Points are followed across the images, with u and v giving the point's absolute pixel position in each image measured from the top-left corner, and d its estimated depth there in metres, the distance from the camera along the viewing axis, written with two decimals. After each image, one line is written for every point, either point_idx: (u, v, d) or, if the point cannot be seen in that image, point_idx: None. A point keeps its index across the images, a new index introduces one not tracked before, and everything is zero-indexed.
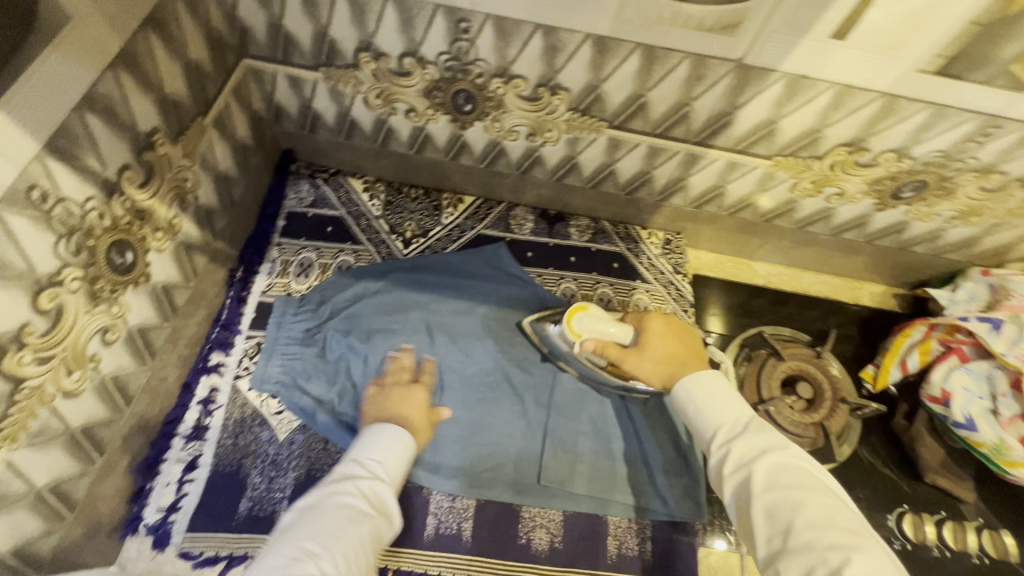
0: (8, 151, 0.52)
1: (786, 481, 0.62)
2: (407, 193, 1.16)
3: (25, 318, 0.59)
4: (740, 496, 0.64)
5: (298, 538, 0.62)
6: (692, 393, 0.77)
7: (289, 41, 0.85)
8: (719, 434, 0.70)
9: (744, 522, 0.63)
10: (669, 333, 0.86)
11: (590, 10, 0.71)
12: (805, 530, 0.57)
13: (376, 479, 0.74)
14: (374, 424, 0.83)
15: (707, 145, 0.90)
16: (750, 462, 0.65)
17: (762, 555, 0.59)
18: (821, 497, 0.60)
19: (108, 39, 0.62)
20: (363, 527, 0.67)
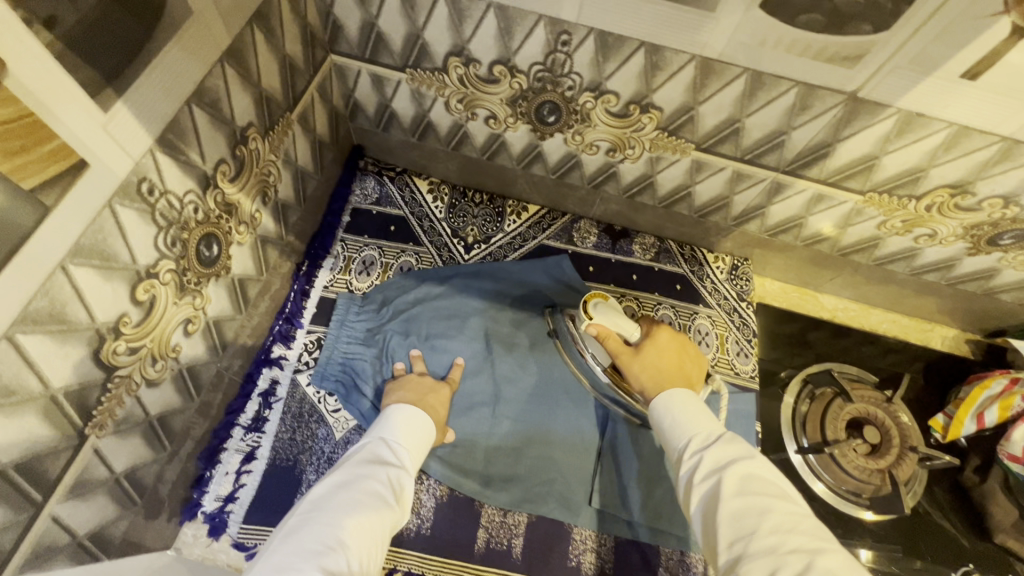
0: (125, 143, 0.52)
1: (753, 488, 0.62)
2: (471, 197, 1.15)
3: (124, 309, 0.59)
4: (708, 506, 0.64)
5: (329, 518, 0.63)
6: (671, 401, 0.77)
7: (380, 40, 0.84)
8: (693, 444, 0.70)
9: (709, 535, 0.62)
10: (670, 348, 0.86)
11: (704, 32, 0.68)
12: (768, 535, 0.57)
13: (403, 468, 0.75)
14: (398, 407, 0.83)
15: (797, 175, 0.87)
16: (721, 469, 0.65)
17: (724, 560, 0.59)
18: (784, 506, 0.60)
19: (221, 34, 0.61)
20: (387, 519, 0.67)
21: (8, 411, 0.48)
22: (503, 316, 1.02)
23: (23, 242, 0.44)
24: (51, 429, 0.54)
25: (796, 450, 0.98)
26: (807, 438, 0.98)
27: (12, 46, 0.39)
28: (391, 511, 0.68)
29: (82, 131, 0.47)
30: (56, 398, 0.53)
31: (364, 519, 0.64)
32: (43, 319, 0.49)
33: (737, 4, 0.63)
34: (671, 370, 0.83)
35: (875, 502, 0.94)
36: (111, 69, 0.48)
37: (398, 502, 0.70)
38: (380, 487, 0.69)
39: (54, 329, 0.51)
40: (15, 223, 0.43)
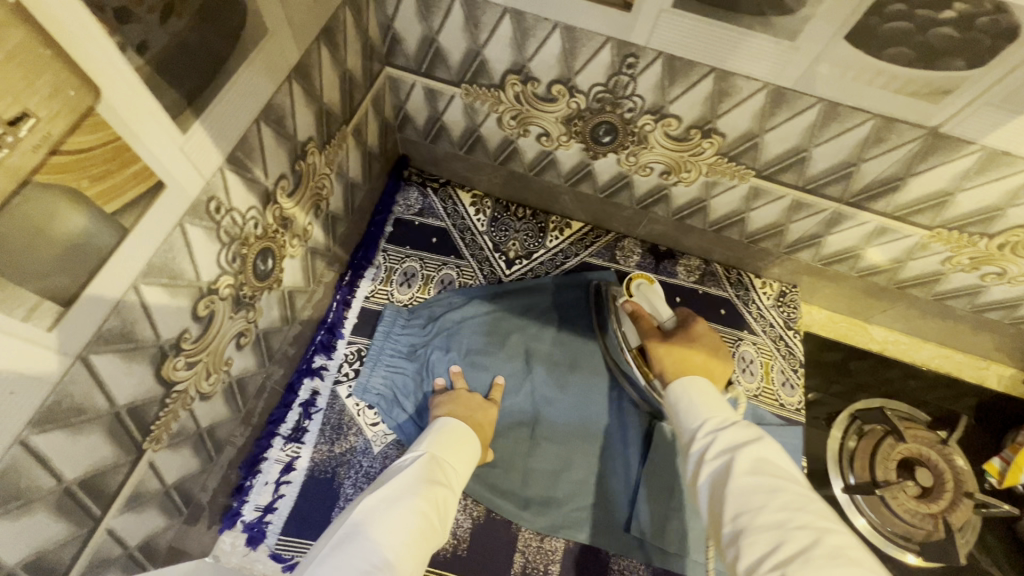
0: (198, 163, 0.52)
1: (767, 467, 0.59)
2: (514, 211, 1.14)
3: (185, 325, 0.59)
4: (716, 482, 0.61)
5: (379, 536, 0.62)
6: (692, 385, 0.74)
7: (438, 55, 0.83)
8: (707, 426, 0.67)
9: (714, 510, 0.59)
10: (706, 341, 0.82)
11: (781, 60, 0.65)
12: (777, 510, 0.54)
13: (450, 488, 0.74)
14: (452, 422, 0.82)
15: (861, 207, 0.84)
16: (734, 450, 0.62)
17: (727, 534, 0.56)
18: (795, 486, 0.57)
19: (290, 51, 0.61)
20: (428, 546, 0.66)
21: (77, 430, 0.48)
22: (545, 335, 1.01)
23: (102, 265, 0.44)
24: (113, 445, 0.54)
25: (842, 488, 0.94)
26: (853, 476, 0.95)
27: (109, 73, 0.39)
28: (435, 534, 0.67)
29: (162, 153, 0.47)
30: (119, 416, 0.53)
31: (412, 541, 0.63)
32: (113, 339, 0.49)
33: (821, 34, 0.61)
34: (697, 358, 0.79)
35: (927, 548, 0.90)
36: (192, 90, 0.48)
37: (441, 524, 0.69)
38: (428, 506, 0.68)
39: (123, 348, 0.50)
40: (98, 247, 0.43)
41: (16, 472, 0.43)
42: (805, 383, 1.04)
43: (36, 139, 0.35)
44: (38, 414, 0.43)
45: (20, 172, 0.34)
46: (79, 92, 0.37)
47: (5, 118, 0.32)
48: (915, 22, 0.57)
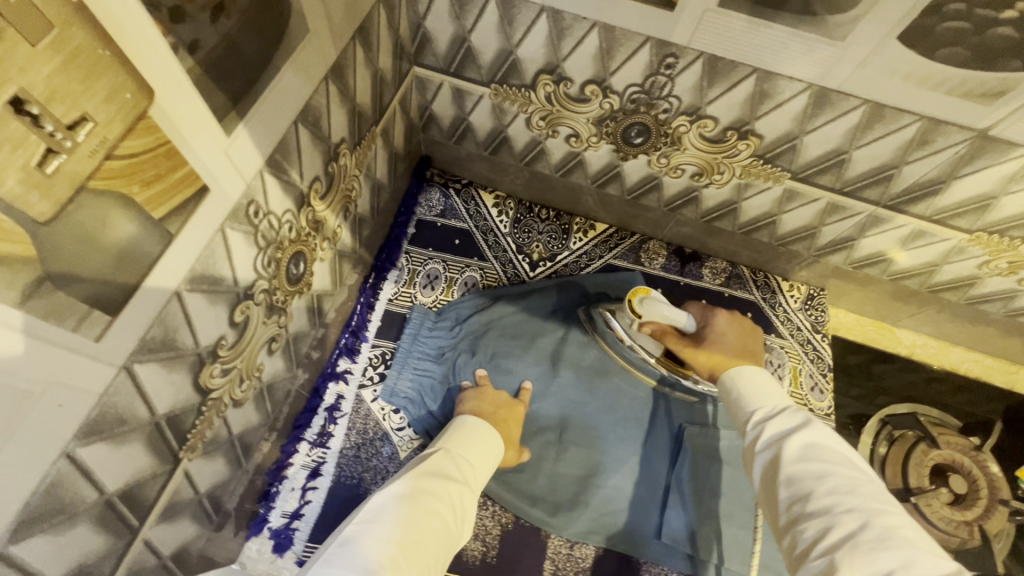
0: (241, 166, 0.51)
1: (821, 452, 0.56)
2: (537, 212, 1.12)
3: (222, 332, 0.57)
4: (767, 470, 0.58)
5: (387, 529, 0.58)
6: (743, 377, 0.70)
7: (469, 55, 0.81)
8: (759, 413, 0.64)
9: (768, 496, 0.57)
10: (734, 329, 0.80)
11: (829, 61, 0.64)
12: (827, 493, 0.52)
13: (467, 484, 0.70)
14: (477, 422, 0.80)
15: (899, 210, 0.82)
16: (785, 436, 0.59)
17: (783, 520, 0.54)
18: (849, 471, 0.54)
19: (328, 51, 0.60)
20: (439, 547, 0.62)
21: (119, 441, 0.47)
22: (572, 339, 1.00)
23: (147, 272, 0.43)
24: (152, 455, 0.52)
25: None
26: (885, 482, 0.94)
27: (162, 73, 0.37)
28: (448, 532, 0.63)
29: (208, 156, 0.45)
30: (158, 425, 0.52)
31: (421, 537, 0.60)
32: (156, 347, 0.47)
33: (873, 34, 0.59)
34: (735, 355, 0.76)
35: (962, 557, 0.89)
36: (237, 91, 0.46)
37: (456, 521, 0.66)
38: (439, 501, 0.64)
39: (164, 356, 0.49)
40: (145, 253, 0.42)
41: (62, 485, 0.42)
42: (833, 387, 1.03)
43: (93, 145, 0.33)
44: (83, 425, 0.42)
45: (75, 179, 0.33)
46: (135, 96, 0.35)
47: (62, 122, 0.31)
48: (974, 22, 0.55)
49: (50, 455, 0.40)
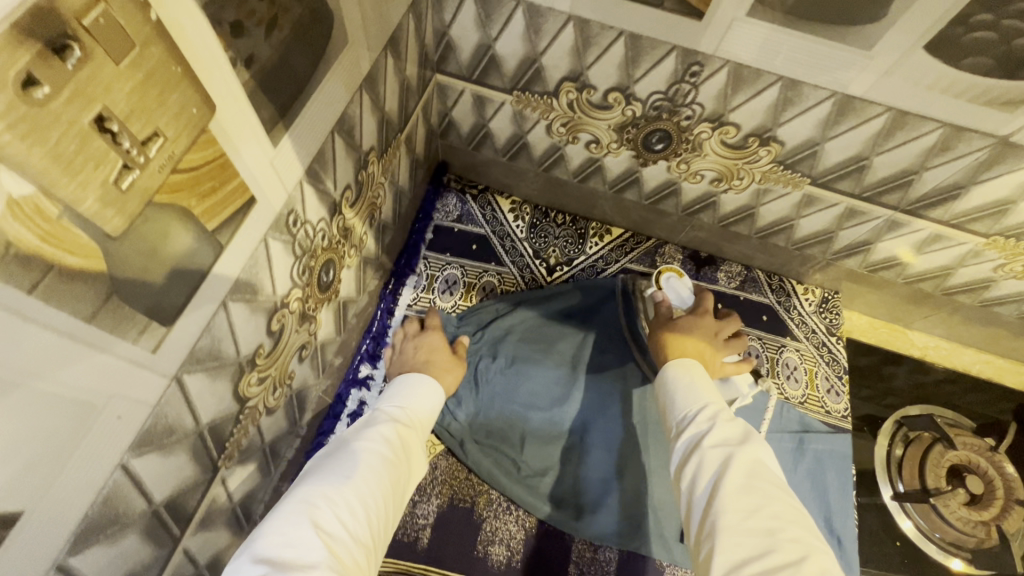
0: (284, 176, 0.51)
1: (762, 472, 0.53)
2: (553, 217, 1.13)
3: (261, 340, 0.58)
4: (703, 475, 0.54)
5: (330, 482, 0.56)
6: (684, 368, 0.67)
7: (492, 62, 0.82)
8: (705, 414, 0.59)
9: (696, 502, 0.53)
10: (704, 329, 0.77)
11: (855, 70, 0.65)
12: (771, 518, 0.49)
13: (409, 437, 0.69)
14: (417, 387, 0.77)
15: (917, 215, 0.83)
16: (732, 446, 0.55)
17: (704, 530, 0.50)
18: (788, 499, 0.52)
19: (363, 61, 0.60)
20: (379, 480, 0.60)
21: (167, 451, 0.47)
22: (591, 343, 1.00)
23: (199, 283, 0.43)
24: (194, 464, 0.53)
25: (891, 495, 0.94)
26: (902, 484, 0.95)
27: (223, 86, 0.38)
28: (395, 485, 0.62)
29: (257, 166, 0.46)
30: (201, 435, 0.52)
31: (370, 488, 0.58)
32: (202, 357, 0.48)
33: (899, 43, 0.60)
34: (692, 346, 0.74)
35: (979, 557, 0.91)
36: (285, 104, 0.47)
37: (402, 473, 0.64)
38: (385, 453, 0.63)
39: (209, 367, 0.49)
40: (198, 264, 0.42)
41: (116, 496, 0.42)
42: (849, 389, 1.04)
43: (161, 160, 0.34)
44: (137, 436, 0.42)
45: (146, 193, 0.34)
46: (200, 111, 0.36)
47: (137, 138, 0.31)
48: (1001, 33, 0.56)
49: (108, 466, 0.40)
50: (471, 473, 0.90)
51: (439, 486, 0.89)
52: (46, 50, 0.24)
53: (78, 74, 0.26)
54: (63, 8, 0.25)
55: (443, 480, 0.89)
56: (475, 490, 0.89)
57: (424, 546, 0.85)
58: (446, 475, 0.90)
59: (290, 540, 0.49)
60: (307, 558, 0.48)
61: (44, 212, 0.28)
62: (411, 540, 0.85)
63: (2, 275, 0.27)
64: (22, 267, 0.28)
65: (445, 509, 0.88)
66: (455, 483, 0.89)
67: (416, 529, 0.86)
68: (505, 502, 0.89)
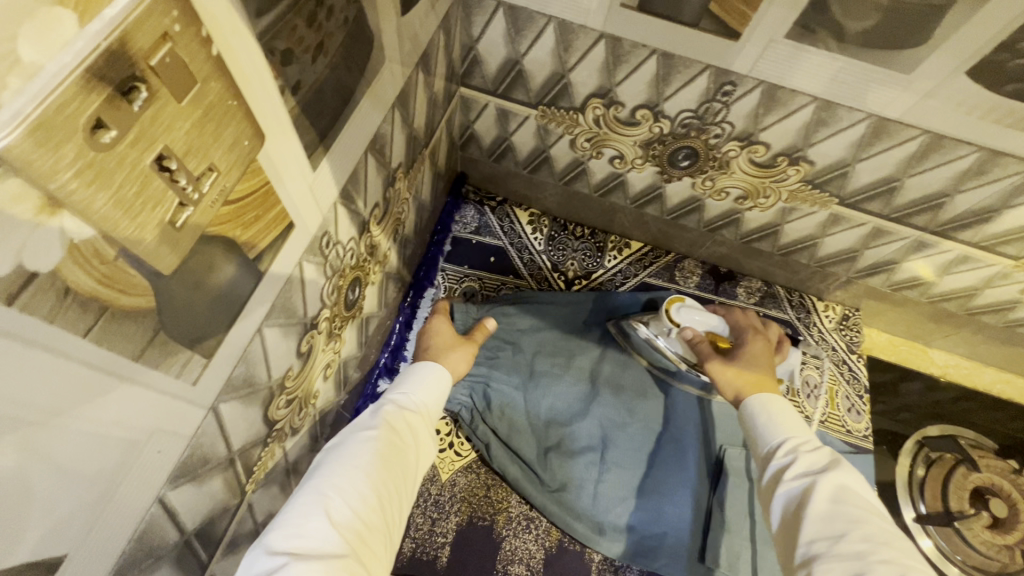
0: (321, 200, 0.50)
1: (854, 499, 0.52)
2: (572, 230, 1.12)
3: (291, 363, 0.57)
4: (793, 503, 0.55)
5: (341, 469, 0.51)
6: (769, 403, 0.67)
7: (519, 77, 0.81)
8: (788, 444, 0.61)
9: (789, 530, 0.54)
10: (763, 355, 0.77)
11: (893, 93, 0.64)
12: (860, 540, 0.48)
13: (421, 418, 0.63)
14: (429, 365, 0.69)
15: (946, 237, 0.83)
16: (818, 473, 0.55)
17: (799, 556, 0.51)
18: (881, 524, 0.51)
19: (396, 78, 0.59)
20: (393, 470, 0.54)
21: (201, 480, 0.46)
22: (610, 358, 0.99)
23: (238, 312, 0.42)
24: (224, 490, 0.52)
25: (913, 517, 0.93)
26: (924, 505, 0.94)
27: (271, 117, 0.37)
28: (408, 471, 0.57)
29: (297, 193, 0.45)
30: (232, 461, 0.51)
31: (384, 476, 0.52)
32: (237, 385, 0.47)
33: (940, 68, 0.59)
34: (764, 377, 0.73)
35: None
36: (325, 128, 0.46)
37: (415, 457, 0.59)
38: (398, 439, 0.57)
39: (243, 393, 0.48)
40: (239, 292, 0.41)
41: (151, 530, 0.41)
42: (869, 408, 1.03)
43: (214, 194, 0.33)
44: (175, 469, 0.41)
45: (198, 228, 0.33)
46: (251, 142, 0.35)
47: (193, 174, 0.30)
48: None
49: (147, 501, 0.39)
50: (490, 490, 0.89)
51: (457, 504, 0.88)
52: (113, 94, 0.24)
53: (143, 115, 0.26)
54: (132, 49, 0.24)
55: (462, 497, 0.88)
56: (493, 507, 0.88)
57: (443, 564, 0.83)
58: (465, 492, 0.89)
59: (303, 536, 0.44)
60: (323, 554, 0.43)
61: (102, 254, 0.27)
62: (430, 558, 0.83)
63: (59, 322, 0.26)
64: (79, 310, 0.27)
65: (464, 526, 0.86)
66: (474, 500, 0.88)
67: (435, 548, 0.84)
68: (523, 520, 0.87)
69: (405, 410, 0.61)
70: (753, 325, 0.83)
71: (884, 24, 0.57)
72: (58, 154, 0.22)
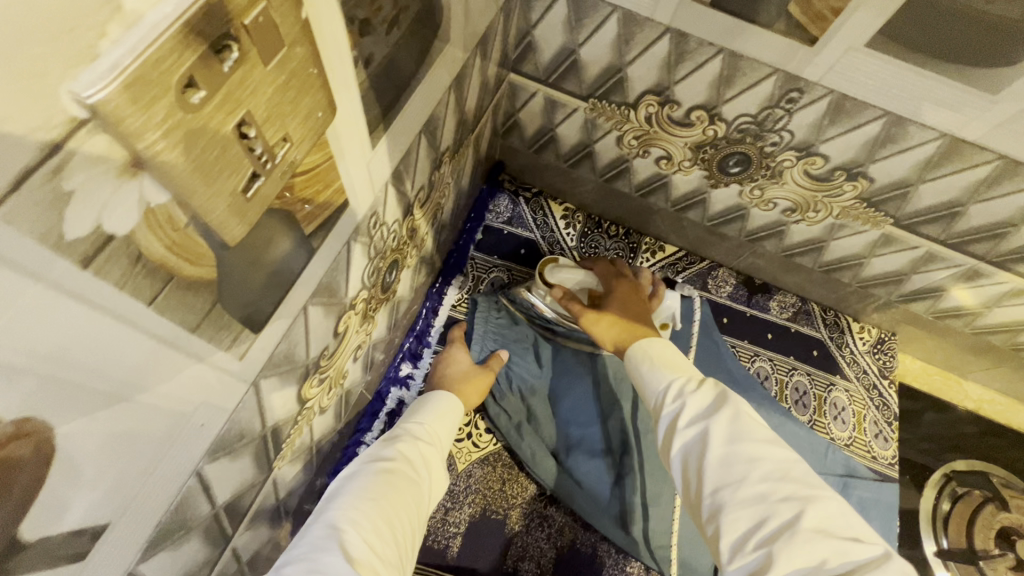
0: (375, 179, 0.49)
1: (746, 431, 0.50)
2: (606, 228, 1.09)
3: (327, 342, 0.55)
4: (691, 451, 0.51)
5: (356, 502, 0.50)
6: (642, 344, 0.64)
7: (574, 68, 0.79)
8: (675, 388, 0.56)
9: (687, 479, 0.51)
10: (629, 296, 0.77)
11: (971, 113, 0.61)
12: (759, 481, 0.47)
13: (432, 448, 0.63)
14: (438, 394, 0.71)
15: (1002, 267, 0.80)
16: (708, 416, 0.52)
17: (704, 509, 0.49)
18: (776, 448, 0.49)
19: (455, 58, 0.57)
20: (406, 504, 0.53)
21: (235, 455, 0.45)
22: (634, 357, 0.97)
23: (289, 288, 0.41)
24: (255, 465, 0.51)
25: (934, 551, 0.91)
26: (947, 540, 0.92)
27: (344, 92, 0.35)
28: (421, 503, 0.56)
29: (355, 170, 0.43)
30: (264, 437, 0.50)
31: (397, 510, 0.51)
32: (279, 362, 0.46)
33: None
34: (632, 316, 0.72)
35: None
36: (388, 106, 0.45)
37: (427, 491, 0.58)
38: (408, 475, 0.56)
39: (283, 370, 0.47)
40: (291, 268, 0.40)
41: (187, 502, 0.40)
42: (897, 436, 1.00)
43: (285, 165, 0.32)
44: (214, 443, 0.40)
45: (267, 200, 0.31)
46: (325, 114, 0.33)
47: (269, 143, 0.29)
48: None
49: (186, 473, 0.38)
50: (506, 484, 0.88)
51: (471, 495, 0.87)
52: (206, 51, 0.22)
53: (231, 77, 0.24)
54: (228, 6, 0.23)
55: (476, 490, 0.87)
56: (508, 502, 0.87)
57: (454, 554, 0.83)
58: (480, 484, 0.88)
59: (320, 570, 0.42)
60: None
61: (174, 221, 0.25)
62: (441, 547, 0.83)
63: (128, 287, 0.25)
64: (147, 276, 0.26)
65: (476, 519, 0.86)
66: (489, 493, 0.87)
67: (446, 537, 0.84)
68: (536, 517, 0.87)
69: (417, 440, 0.62)
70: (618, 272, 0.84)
71: (979, 40, 0.54)
72: (149, 112, 0.21)
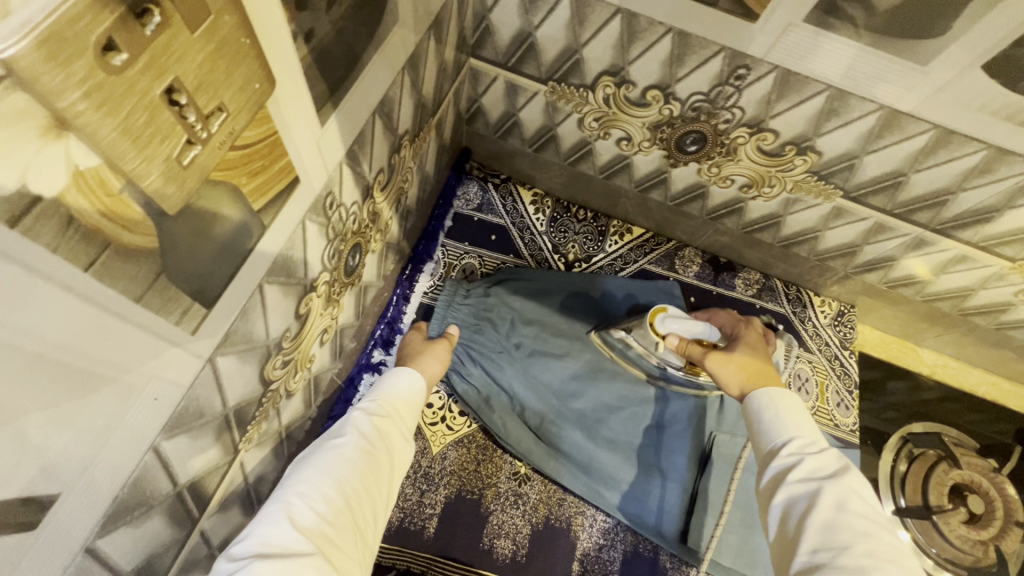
0: (327, 158, 0.49)
1: (861, 507, 0.50)
2: (574, 212, 1.11)
3: (288, 324, 0.56)
4: (800, 511, 0.52)
5: (308, 475, 0.51)
6: (775, 397, 0.63)
7: (532, 51, 0.80)
8: (795, 445, 0.57)
9: (788, 533, 0.52)
10: (758, 344, 0.74)
11: (906, 85, 0.63)
12: (864, 553, 0.46)
13: (390, 419, 0.61)
14: (402, 369, 0.69)
15: (946, 235, 0.83)
16: (824, 479, 0.52)
17: (799, 564, 0.49)
18: (892, 539, 0.48)
19: (407, 39, 0.58)
20: (362, 473, 0.53)
21: (196, 433, 0.46)
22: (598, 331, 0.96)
23: (240, 263, 0.41)
24: (218, 446, 0.52)
25: (893, 509, 0.95)
26: (905, 499, 0.96)
27: (284, 67, 0.36)
28: (380, 471, 0.56)
29: (303, 149, 0.44)
30: (227, 417, 0.51)
31: (349, 478, 0.52)
32: (236, 340, 0.46)
33: (957, 60, 0.59)
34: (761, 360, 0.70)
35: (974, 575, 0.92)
36: (335, 82, 0.45)
37: (387, 459, 0.58)
38: (363, 445, 0.55)
39: (241, 349, 0.48)
40: (241, 243, 0.40)
41: (145, 479, 0.41)
42: (857, 403, 1.04)
43: (222, 135, 0.32)
44: (170, 419, 0.41)
45: (204, 170, 0.32)
46: (262, 86, 0.34)
47: (202, 112, 0.30)
48: None
49: (141, 448, 0.38)
50: (480, 465, 0.90)
51: (446, 477, 0.88)
52: (126, 14, 0.23)
53: (156, 41, 0.25)
54: None
55: (451, 471, 0.89)
56: (483, 482, 0.88)
57: (430, 535, 0.84)
58: (455, 465, 0.89)
59: (269, 542, 0.44)
60: (290, 553, 0.43)
61: (107, 185, 0.26)
62: (417, 528, 0.84)
63: (63, 252, 0.25)
64: (82, 240, 0.26)
65: (452, 499, 0.87)
66: (464, 473, 0.89)
67: (422, 519, 0.85)
68: (511, 495, 0.88)
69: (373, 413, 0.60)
70: (741, 321, 0.80)
71: (909, 13, 0.56)
72: (68, 70, 0.22)
